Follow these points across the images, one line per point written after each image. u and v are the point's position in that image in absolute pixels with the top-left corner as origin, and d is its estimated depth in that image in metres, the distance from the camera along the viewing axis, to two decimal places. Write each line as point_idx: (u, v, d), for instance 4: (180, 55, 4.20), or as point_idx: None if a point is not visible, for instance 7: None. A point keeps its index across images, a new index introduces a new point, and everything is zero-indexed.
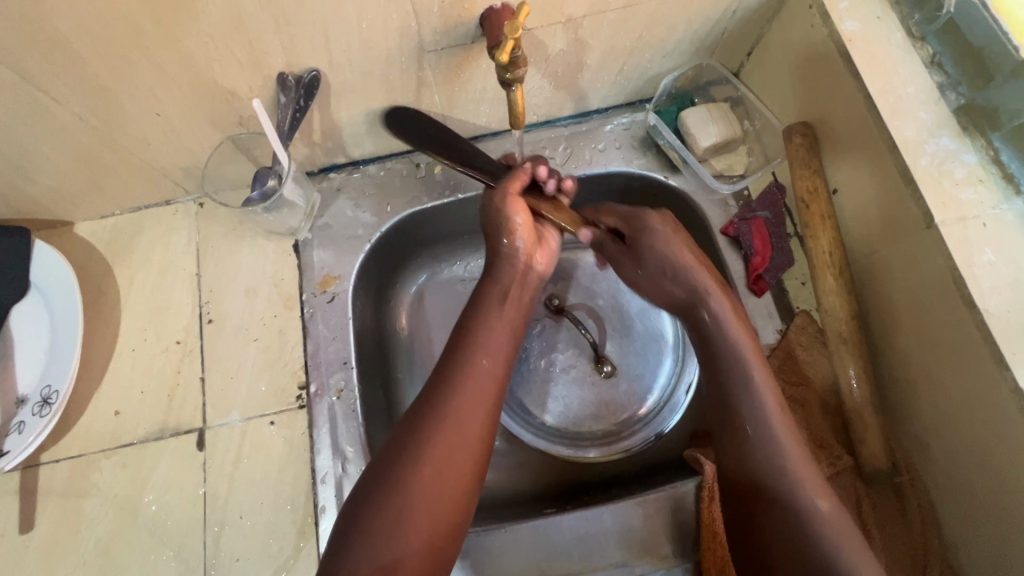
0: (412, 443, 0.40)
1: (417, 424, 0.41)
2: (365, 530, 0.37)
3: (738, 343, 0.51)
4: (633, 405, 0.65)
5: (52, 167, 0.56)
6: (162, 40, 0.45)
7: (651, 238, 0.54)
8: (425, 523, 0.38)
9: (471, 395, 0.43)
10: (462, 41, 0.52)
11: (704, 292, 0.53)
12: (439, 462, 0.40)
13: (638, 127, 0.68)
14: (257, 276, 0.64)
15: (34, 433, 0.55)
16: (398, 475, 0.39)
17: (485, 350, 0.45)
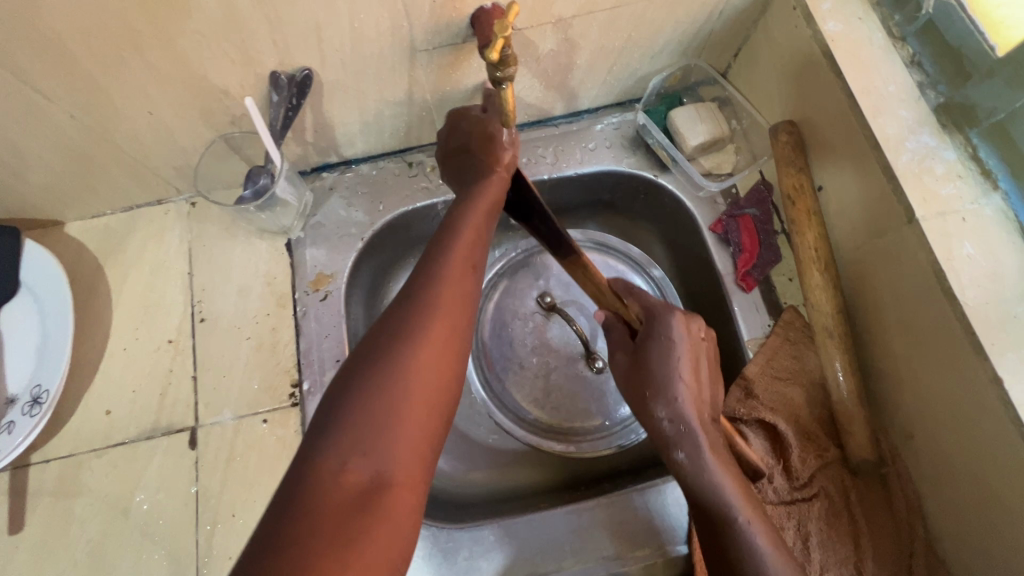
0: (399, 339, 0.38)
1: (402, 322, 0.39)
2: (353, 420, 0.34)
3: (715, 480, 0.46)
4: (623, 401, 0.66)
5: (43, 166, 0.56)
6: (155, 39, 0.45)
7: (661, 343, 0.51)
8: (419, 418, 0.36)
9: (454, 297, 0.42)
10: (452, 40, 0.52)
11: (686, 418, 0.49)
12: (430, 358, 0.38)
13: (628, 127, 0.69)
14: (250, 276, 0.64)
15: (23, 433, 0.55)
16: (388, 369, 0.36)
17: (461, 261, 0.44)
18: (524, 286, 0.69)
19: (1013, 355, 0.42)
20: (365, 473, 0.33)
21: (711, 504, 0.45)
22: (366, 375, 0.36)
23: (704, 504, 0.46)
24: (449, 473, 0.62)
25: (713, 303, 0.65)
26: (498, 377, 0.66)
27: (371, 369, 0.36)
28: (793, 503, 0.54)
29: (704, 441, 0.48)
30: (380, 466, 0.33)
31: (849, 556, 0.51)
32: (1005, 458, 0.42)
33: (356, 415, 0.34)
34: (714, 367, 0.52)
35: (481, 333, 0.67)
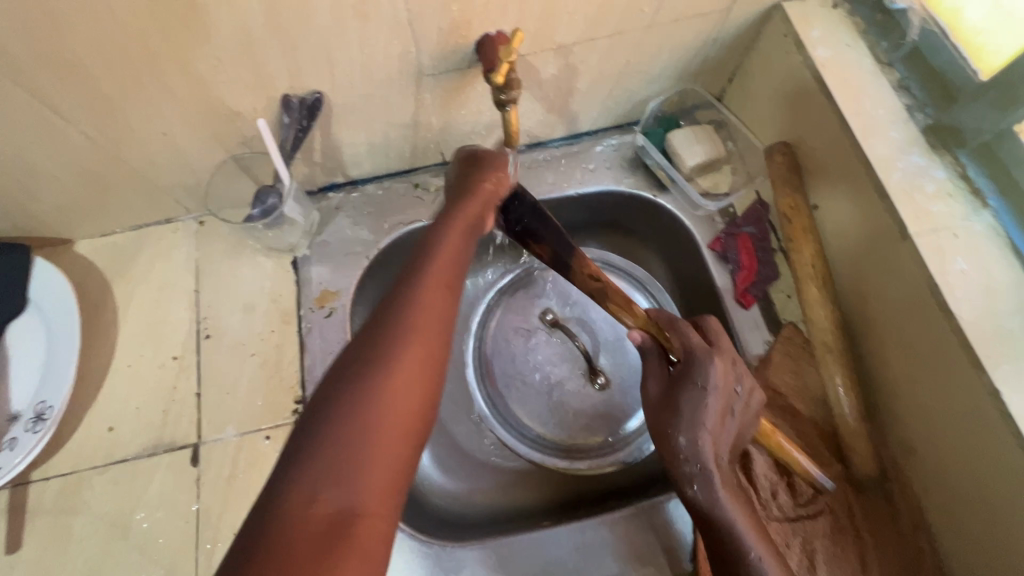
0: (366, 371, 0.36)
1: (373, 348, 0.37)
2: (321, 454, 0.32)
3: (730, 520, 0.46)
4: (626, 417, 0.65)
5: (57, 184, 0.58)
6: (174, 64, 0.47)
7: (691, 390, 0.49)
8: (392, 439, 0.34)
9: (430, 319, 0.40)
10: (459, 66, 0.54)
11: (710, 463, 0.47)
12: (406, 384, 0.36)
13: (627, 148, 0.71)
14: (256, 293, 0.65)
15: (25, 449, 0.55)
16: (358, 397, 0.34)
17: (442, 284, 0.43)
18: (526, 302, 0.69)
19: (1009, 366, 0.42)
20: (336, 501, 0.31)
21: (732, 550, 0.45)
22: (339, 401, 0.34)
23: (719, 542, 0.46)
24: (451, 492, 0.61)
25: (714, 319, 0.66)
26: (501, 393, 0.66)
27: (340, 401, 0.34)
28: (798, 520, 0.54)
29: (719, 481, 0.47)
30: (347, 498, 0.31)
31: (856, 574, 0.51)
32: (1005, 468, 0.43)
33: (324, 442, 0.32)
34: (749, 413, 0.50)
35: (484, 349, 0.68)
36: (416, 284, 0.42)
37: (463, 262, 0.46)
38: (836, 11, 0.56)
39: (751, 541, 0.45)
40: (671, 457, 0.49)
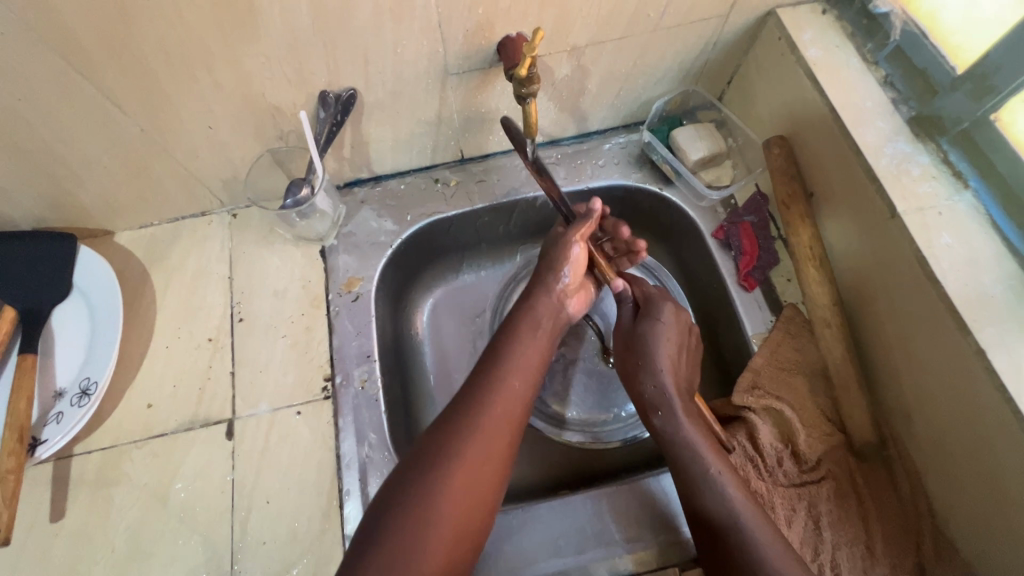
0: (439, 468, 0.46)
1: (447, 440, 0.48)
2: (385, 550, 0.42)
3: (692, 443, 0.53)
4: None
5: (106, 175, 0.62)
6: (226, 61, 0.52)
7: (651, 324, 0.58)
8: (444, 543, 0.44)
9: (499, 418, 0.50)
10: (481, 65, 0.59)
11: (667, 387, 0.56)
12: (465, 488, 0.46)
13: (634, 146, 0.76)
14: (286, 280, 0.69)
15: (71, 422, 0.59)
16: (427, 499, 0.45)
17: (517, 384, 0.52)
18: None
19: (992, 329, 0.46)
20: None
21: (692, 467, 0.52)
22: (408, 495, 0.45)
23: (687, 471, 0.52)
24: None
25: (719, 303, 0.70)
26: None
27: (414, 497, 0.45)
28: (802, 486, 0.57)
29: (679, 405, 0.55)
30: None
31: (859, 535, 0.54)
32: (991, 423, 0.46)
33: (391, 535, 0.43)
34: (692, 352, 0.60)
35: None
36: (497, 380, 0.52)
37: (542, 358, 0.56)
38: (826, 16, 0.61)
39: (723, 480, 0.51)
40: (638, 389, 0.58)
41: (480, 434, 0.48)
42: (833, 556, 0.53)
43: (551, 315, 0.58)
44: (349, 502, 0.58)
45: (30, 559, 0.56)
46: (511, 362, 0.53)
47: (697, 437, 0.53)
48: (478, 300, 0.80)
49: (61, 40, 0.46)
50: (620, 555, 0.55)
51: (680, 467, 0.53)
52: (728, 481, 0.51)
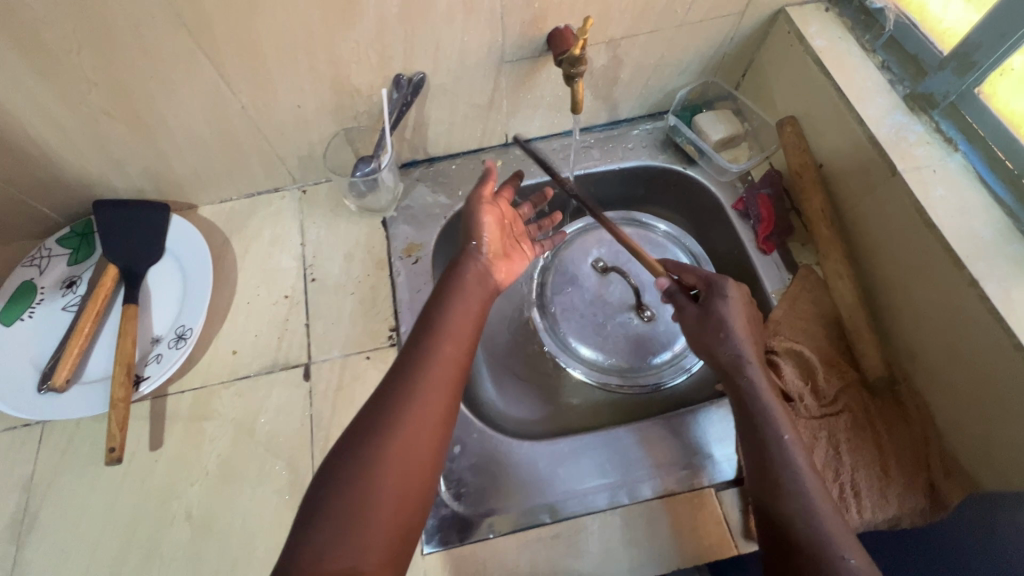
0: (374, 441, 0.48)
1: (384, 419, 0.49)
2: (325, 525, 0.44)
3: (769, 407, 0.58)
4: (670, 343, 0.76)
5: (202, 150, 0.71)
6: (324, 46, 0.61)
7: (721, 301, 0.63)
8: (387, 514, 0.46)
9: (435, 389, 0.52)
10: (532, 54, 0.69)
11: (746, 357, 0.61)
12: (402, 461, 0.48)
13: (659, 131, 0.85)
14: (353, 246, 0.78)
15: (170, 361, 0.66)
16: (368, 470, 0.47)
17: (450, 355, 0.55)
18: (580, 253, 0.81)
19: (983, 263, 0.54)
20: (342, 565, 0.43)
21: (762, 425, 0.58)
22: (344, 475, 0.46)
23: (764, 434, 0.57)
24: (518, 415, 0.73)
25: (740, 267, 0.78)
26: (562, 328, 0.77)
27: (351, 470, 0.47)
28: (823, 418, 0.63)
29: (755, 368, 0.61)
30: (352, 560, 0.44)
31: (875, 460, 0.61)
32: (984, 344, 0.54)
33: (333, 511, 0.45)
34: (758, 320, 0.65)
35: (545, 293, 0.79)
36: (430, 350, 0.54)
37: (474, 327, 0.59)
38: (828, 13, 0.71)
39: (791, 443, 0.56)
40: (712, 354, 0.63)
41: (417, 403, 0.51)
42: (852, 476, 0.60)
43: (480, 286, 0.62)
44: None
45: (134, 480, 0.63)
46: (440, 333, 0.56)
47: (773, 401, 0.59)
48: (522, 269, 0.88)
49: (196, 24, 0.55)
50: (661, 477, 0.62)
51: (750, 431, 0.58)
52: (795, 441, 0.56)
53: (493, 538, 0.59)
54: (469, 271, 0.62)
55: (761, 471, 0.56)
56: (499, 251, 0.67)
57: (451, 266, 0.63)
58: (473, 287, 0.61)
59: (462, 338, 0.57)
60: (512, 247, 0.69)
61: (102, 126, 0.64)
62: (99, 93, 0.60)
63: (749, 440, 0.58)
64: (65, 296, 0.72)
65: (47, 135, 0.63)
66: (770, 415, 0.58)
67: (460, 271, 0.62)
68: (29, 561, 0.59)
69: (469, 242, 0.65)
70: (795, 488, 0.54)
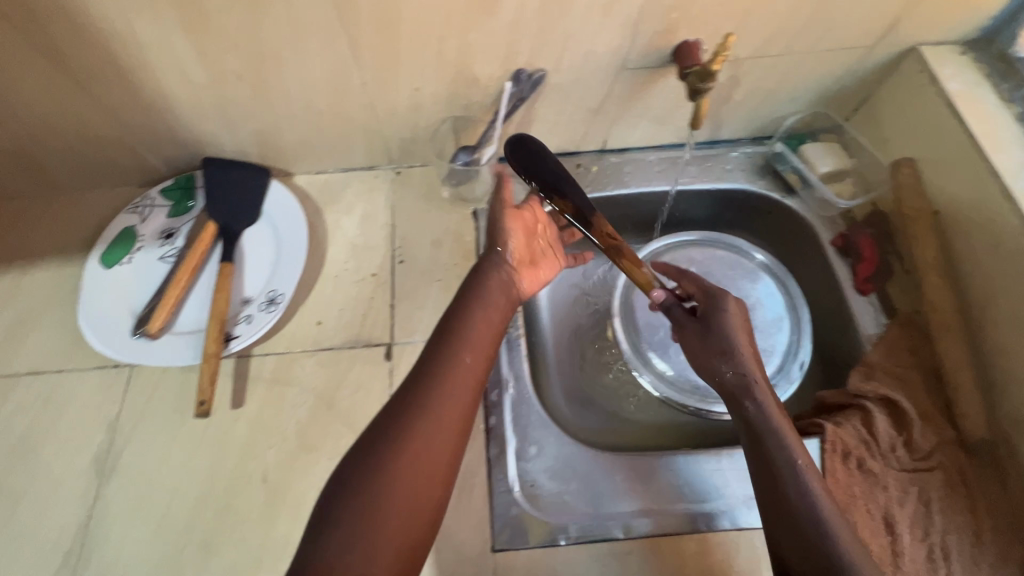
0: (390, 445, 0.48)
1: (399, 421, 0.50)
2: (335, 531, 0.44)
3: (780, 431, 0.55)
4: None
5: (314, 121, 0.72)
6: (457, 33, 0.62)
7: (721, 317, 0.61)
8: (396, 524, 0.45)
9: (451, 394, 0.52)
10: (654, 63, 0.68)
11: (751, 374, 0.58)
12: (414, 467, 0.48)
13: (759, 156, 0.83)
14: (443, 233, 0.78)
15: (261, 323, 0.67)
16: (380, 473, 0.47)
17: (468, 360, 0.55)
18: None
19: None
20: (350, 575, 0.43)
21: (771, 444, 0.54)
22: (360, 478, 0.46)
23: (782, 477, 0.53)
24: (589, 426, 0.73)
25: (830, 306, 0.76)
26: (641, 340, 0.75)
27: (367, 474, 0.47)
28: (915, 472, 0.61)
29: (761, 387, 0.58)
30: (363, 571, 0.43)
31: (968, 524, 0.58)
32: None
33: (343, 519, 0.45)
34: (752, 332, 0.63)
35: (630, 301, 0.77)
36: (449, 355, 0.55)
37: (492, 334, 0.59)
38: (964, 56, 0.69)
39: (807, 472, 0.53)
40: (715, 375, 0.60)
41: (433, 406, 0.51)
42: (942, 538, 0.58)
43: (504, 295, 0.63)
44: (492, 428, 0.63)
45: (214, 435, 0.64)
46: (461, 340, 0.57)
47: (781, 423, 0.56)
48: None
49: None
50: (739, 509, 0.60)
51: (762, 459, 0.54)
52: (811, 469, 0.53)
53: (563, 545, 0.58)
54: (494, 278, 0.63)
55: (782, 494, 0.52)
56: (525, 259, 0.67)
57: (476, 272, 0.64)
58: (494, 299, 0.62)
59: (483, 344, 0.58)
60: (539, 256, 0.69)
61: (228, 87, 0.65)
62: (235, 54, 0.61)
63: (758, 466, 0.54)
64: (162, 247, 0.74)
65: (176, 89, 0.65)
66: (784, 441, 0.54)
67: (483, 279, 0.63)
68: (108, 500, 0.61)
69: (495, 245, 0.65)
70: (815, 515, 0.50)
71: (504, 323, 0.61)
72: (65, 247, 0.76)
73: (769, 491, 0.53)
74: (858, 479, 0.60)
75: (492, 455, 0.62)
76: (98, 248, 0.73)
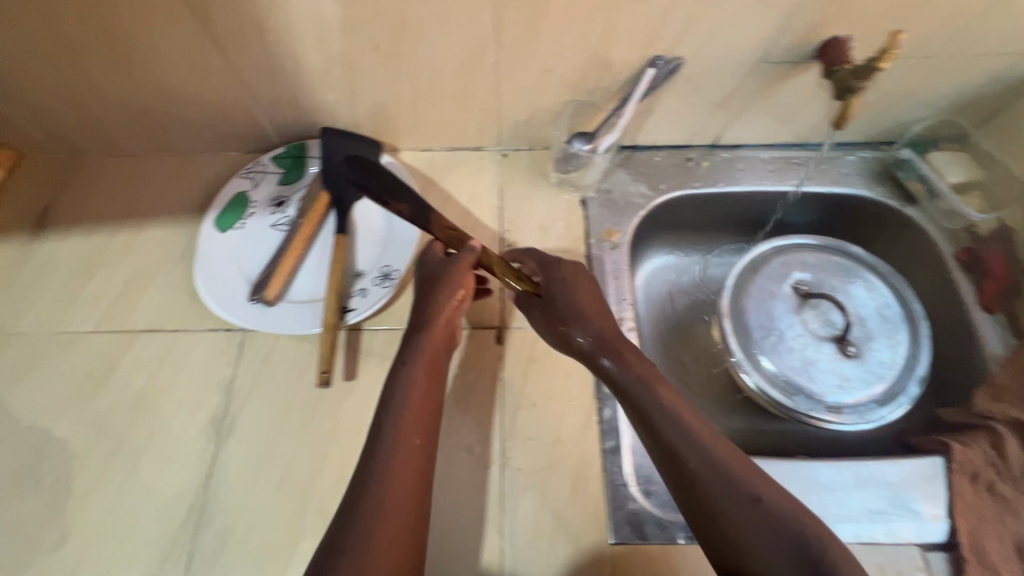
0: (357, 524, 0.46)
1: (361, 499, 0.47)
2: None
3: (694, 441, 0.51)
4: (872, 385, 0.69)
5: (435, 97, 0.71)
6: (604, 14, 0.60)
7: (565, 285, 0.64)
8: None
9: (407, 450, 0.51)
10: (794, 58, 0.66)
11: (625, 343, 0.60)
12: (388, 539, 0.45)
13: (876, 162, 0.80)
14: (551, 219, 0.77)
15: (376, 297, 0.67)
16: (360, 557, 0.44)
17: (418, 413, 0.53)
18: (781, 272, 0.75)
19: None
20: None
21: (697, 467, 0.49)
22: (344, 562, 0.44)
23: (726, 493, 0.47)
24: None
25: (948, 323, 0.74)
26: (753, 342, 0.71)
27: (349, 557, 0.44)
28: None
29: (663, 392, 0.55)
30: None
31: None
32: None
33: None
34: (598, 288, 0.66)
35: (740, 301, 0.73)
36: (399, 412, 0.53)
37: (438, 380, 0.57)
38: None
39: (762, 495, 0.47)
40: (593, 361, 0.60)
41: (392, 473, 0.49)
42: None
43: (437, 339, 0.59)
44: (607, 421, 0.63)
45: (328, 406, 0.64)
46: (406, 393, 0.54)
47: (702, 435, 0.51)
48: (706, 274, 0.87)
49: None
50: (863, 523, 0.59)
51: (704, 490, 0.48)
52: (756, 479, 0.48)
53: (682, 544, 0.57)
54: (428, 322, 0.59)
55: (750, 535, 0.45)
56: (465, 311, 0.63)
57: (416, 322, 0.60)
58: (430, 342, 0.59)
59: (429, 389, 0.56)
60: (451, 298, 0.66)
61: (360, 57, 0.65)
62: (378, 22, 0.60)
63: (683, 489, 0.49)
64: (274, 215, 0.75)
65: (309, 55, 0.64)
66: (712, 457, 0.49)
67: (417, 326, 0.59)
68: (225, 461, 0.61)
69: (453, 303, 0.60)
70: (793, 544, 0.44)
71: (444, 364, 0.59)
72: (176, 208, 0.76)
73: (712, 519, 0.47)
74: (987, 502, 0.59)
75: (608, 448, 0.62)
76: (212, 212, 0.73)
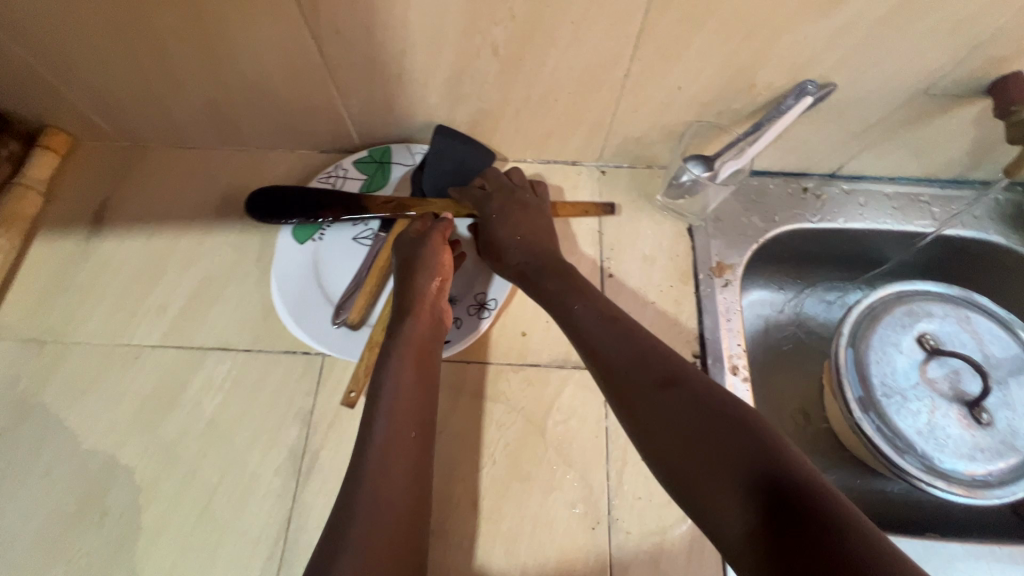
0: (353, 488, 0.45)
1: (359, 467, 0.46)
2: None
3: (645, 374, 0.47)
4: (1005, 458, 0.63)
5: (544, 108, 0.64)
6: (765, 33, 0.52)
7: (503, 217, 0.65)
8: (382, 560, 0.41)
9: (404, 415, 0.50)
10: (960, 91, 0.58)
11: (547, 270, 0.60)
12: (386, 499, 0.44)
13: (1010, 204, 0.73)
14: (656, 248, 0.70)
15: (472, 329, 0.63)
16: (360, 517, 0.43)
17: (414, 376, 0.52)
18: (903, 323, 0.69)
19: None
20: None
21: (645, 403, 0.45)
22: (348, 525, 0.42)
23: (681, 420, 0.42)
24: None
25: None
26: (874, 398, 0.66)
27: (347, 518, 0.43)
28: None
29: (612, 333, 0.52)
30: None
31: None
32: None
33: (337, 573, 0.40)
34: (541, 220, 0.66)
35: (858, 349, 0.68)
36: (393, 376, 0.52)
37: (434, 346, 0.56)
38: None
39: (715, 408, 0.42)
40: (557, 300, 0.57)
41: (386, 435, 0.48)
42: None
43: (429, 305, 0.58)
44: None
45: None
46: (402, 357, 0.54)
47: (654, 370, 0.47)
48: (808, 313, 0.80)
49: None
50: None
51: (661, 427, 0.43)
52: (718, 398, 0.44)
53: None
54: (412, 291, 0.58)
55: (716, 463, 0.39)
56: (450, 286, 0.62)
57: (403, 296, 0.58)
58: (424, 310, 0.57)
59: (420, 351, 0.55)
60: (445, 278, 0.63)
61: (475, 61, 0.57)
62: (507, 26, 0.53)
63: (649, 429, 0.44)
64: (355, 227, 0.68)
65: (418, 56, 0.57)
66: (668, 394, 0.45)
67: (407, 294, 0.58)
68: (308, 504, 0.56)
69: (434, 279, 0.59)
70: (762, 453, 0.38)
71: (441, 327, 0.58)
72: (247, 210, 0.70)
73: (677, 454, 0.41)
74: None
75: None
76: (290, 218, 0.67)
